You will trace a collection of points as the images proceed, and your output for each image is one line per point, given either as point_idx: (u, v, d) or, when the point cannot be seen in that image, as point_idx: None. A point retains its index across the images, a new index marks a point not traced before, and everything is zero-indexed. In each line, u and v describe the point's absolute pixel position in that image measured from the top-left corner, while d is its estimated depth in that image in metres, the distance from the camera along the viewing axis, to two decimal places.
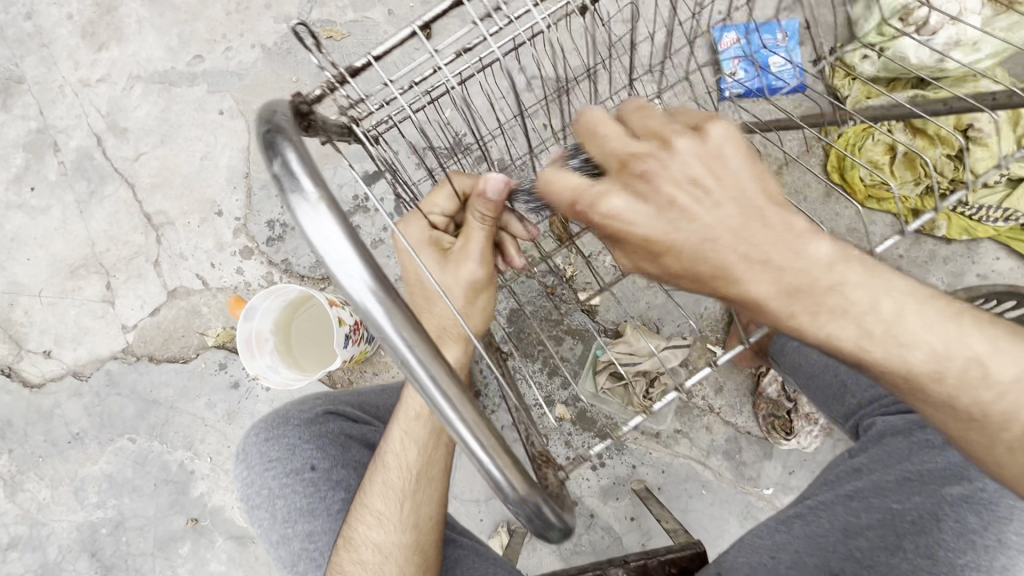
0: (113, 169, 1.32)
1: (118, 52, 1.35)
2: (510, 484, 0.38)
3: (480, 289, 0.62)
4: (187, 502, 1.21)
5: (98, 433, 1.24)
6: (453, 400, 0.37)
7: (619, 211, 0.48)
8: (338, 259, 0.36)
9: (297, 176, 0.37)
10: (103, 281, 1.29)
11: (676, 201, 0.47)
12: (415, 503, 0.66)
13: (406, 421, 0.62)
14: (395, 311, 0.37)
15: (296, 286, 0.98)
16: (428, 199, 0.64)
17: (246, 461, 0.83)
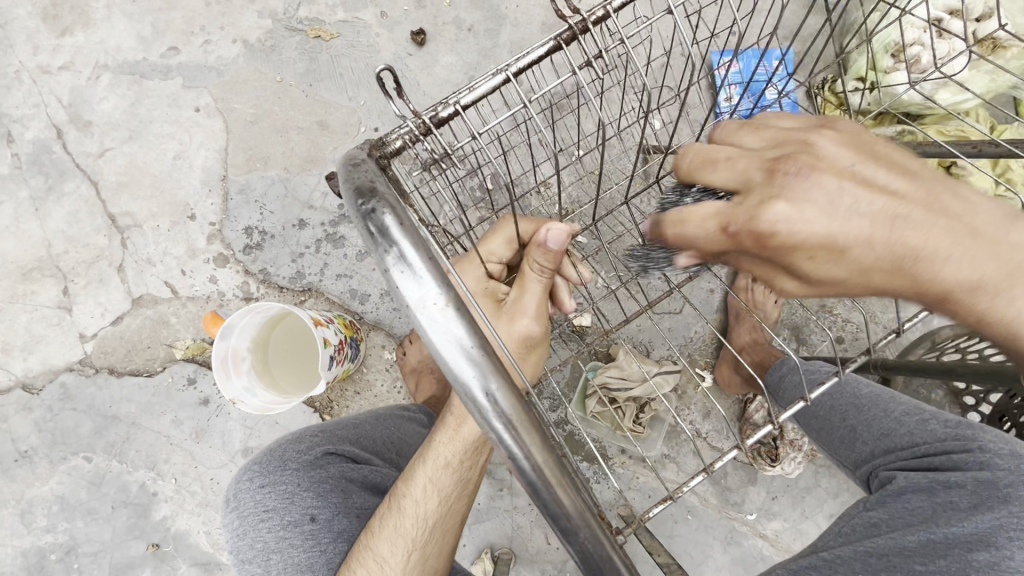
0: (74, 164, 1.22)
1: (83, 39, 1.25)
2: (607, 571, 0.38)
3: (532, 344, 0.58)
4: (147, 527, 1.13)
5: (50, 451, 1.15)
6: (560, 496, 0.36)
7: (789, 215, 0.42)
8: (455, 352, 0.35)
9: (411, 263, 0.36)
10: (59, 286, 1.19)
11: (856, 187, 0.43)
12: (423, 555, 0.63)
13: (434, 470, 0.59)
14: (508, 407, 0.35)
15: (276, 303, 0.92)
16: (486, 245, 0.66)
17: (239, 513, 0.80)
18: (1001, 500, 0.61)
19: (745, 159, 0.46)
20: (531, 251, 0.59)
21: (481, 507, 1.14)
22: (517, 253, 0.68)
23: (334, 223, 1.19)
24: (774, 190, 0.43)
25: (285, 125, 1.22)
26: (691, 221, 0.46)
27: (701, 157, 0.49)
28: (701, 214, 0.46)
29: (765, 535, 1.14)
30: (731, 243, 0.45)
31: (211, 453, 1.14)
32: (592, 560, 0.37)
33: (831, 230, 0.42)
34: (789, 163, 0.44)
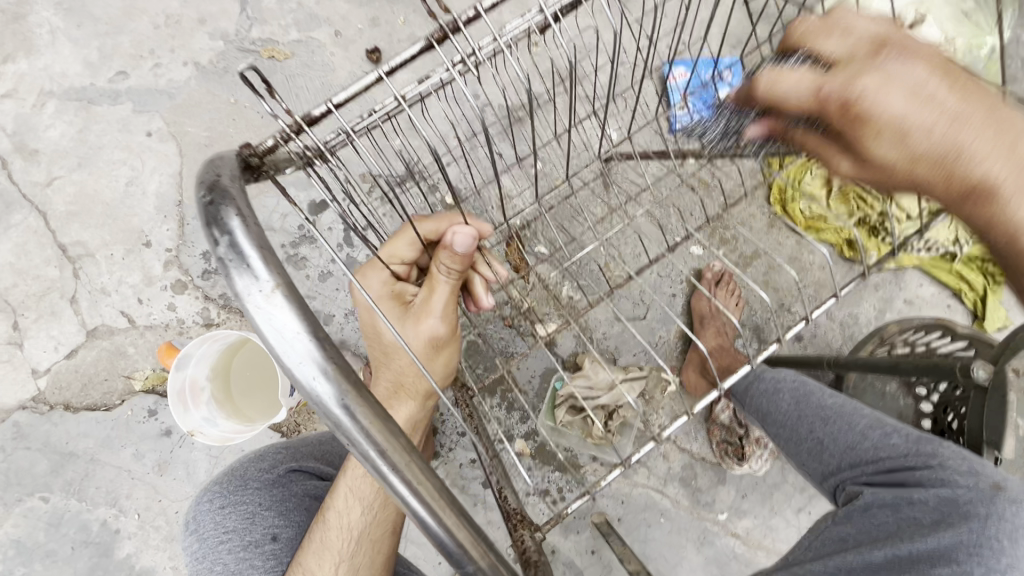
0: (20, 194, 1.18)
1: (26, 66, 1.22)
2: (464, 554, 0.35)
3: (439, 343, 0.59)
4: (110, 566, 1.09)
5: (4, 493, 1.10)
6: (399, 477, 0.34)
7: (881, 89, 0.43)
8: (285, 340, 0.33)
9: (242, 253, 0.33)
10: (9, 321, 1.15)
11: (931, 84, 0.43)
12: (352, 567, 0.59)
13: (353, 478, 0.58)
14: (343, 388, 0.33)
15: (234, 331, 0.91)
16: (389, 248, 0.63)
17: (198, 535, 0.75)
18: (961, 516, 0.60)
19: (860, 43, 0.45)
20: (437, 253, 0.58)
21: None
22: (423, 251, 0.65)
23: (295, 244, 1.17)
24: (874, 65, 0.43)
25: (241, 147, 1.20)
26: (785, 81, 0.45)
27: (824, 22, 0.46)
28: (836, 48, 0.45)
29: (737, 534, 1.16)
30: (817, 109, 0.45)
31: (176, 486, 1.11)
32: (446, 541, 0.34)
33: (907, 112, 0.42)
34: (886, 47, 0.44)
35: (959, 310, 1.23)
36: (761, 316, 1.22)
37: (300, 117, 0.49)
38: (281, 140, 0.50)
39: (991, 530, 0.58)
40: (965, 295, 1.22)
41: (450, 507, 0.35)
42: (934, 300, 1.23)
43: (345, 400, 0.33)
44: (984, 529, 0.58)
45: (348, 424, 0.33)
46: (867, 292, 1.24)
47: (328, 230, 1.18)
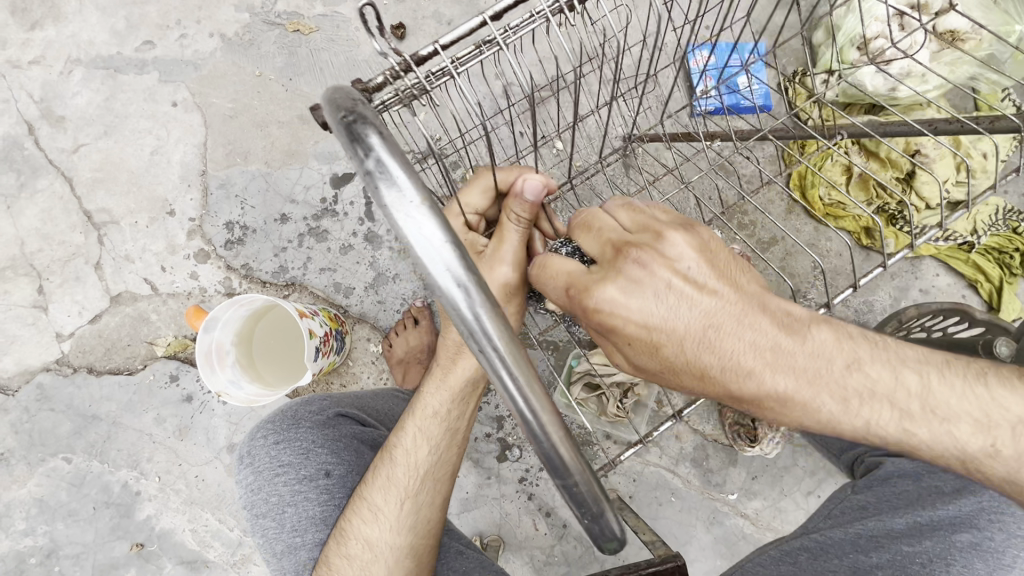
0: (47, 160, 1.20)
1: (54, 33, 1.23)
2: (570, 474, 0.35)
3: (512, 291, 0.62)
4: (131, 526, 1.11)
5: (27, 453, 1.12)
6: (526, 390, 0.34)
7: (613, 299, 0.52)
8: (430, 248, 0.32)
9: (388, 168, 0.33)
10: (34, 284, 1.17)
11: (670, 284, 0.52)
12: (415, 503, 0.67)
13: (422, 419, 0.65)
14: (480, 299, 0.33)
15: (260, 295, 0.92)
16: (461, 198, 0.66)
17: (253, 468, 0.77)
18: None
19: (645, 220, 0.56)
20: (508, 202, 0.60)
21: (470, 496, 1.16)
22: (494, 201, 0.67)
23: (317, 217, 1.19)
24: (611, 276, 0.53)
25: (265, 120, 1.21)
26: (548, 274, 0.56)
27: (582, 224, 0.58)
28: (555, 273, 0.55)
29: (746, 515, 1.17)
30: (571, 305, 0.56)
31: (196, 450, 1.13)
32: (556, 461, 0.35)
33: (646, 317, 0.52)
34: (629, 256, 0.53)
35: (974, 301, 1.23)
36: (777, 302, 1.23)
37: (408, 57, 0.55)
38: (390, 78, 0.58)
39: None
40: (981, 285, 1.22)
41: (561, 428, 0.35)
42: (950, 289, 1.23)
43: (480, 313, 0.33)
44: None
45: (480, 335, 0.33)
46: (883, 280, 1.24)
47: (350, 204, 1.19)
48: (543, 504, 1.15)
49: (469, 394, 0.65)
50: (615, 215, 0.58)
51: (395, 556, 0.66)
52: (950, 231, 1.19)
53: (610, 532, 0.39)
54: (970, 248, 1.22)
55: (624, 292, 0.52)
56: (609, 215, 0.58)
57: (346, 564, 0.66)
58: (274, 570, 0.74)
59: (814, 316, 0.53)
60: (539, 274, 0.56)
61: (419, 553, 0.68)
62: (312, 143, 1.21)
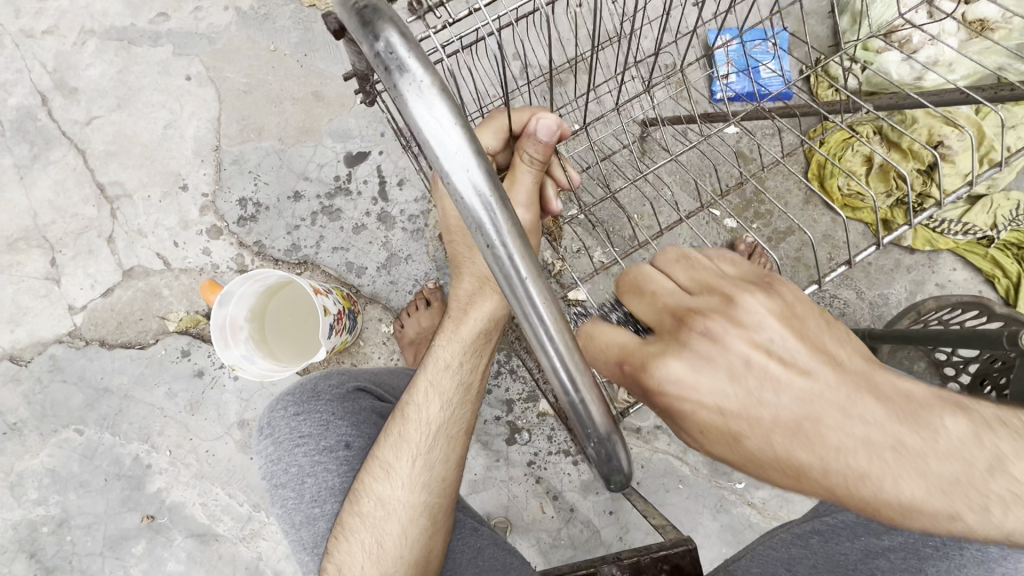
0: (60, 132, 1.19)
1: (67, 2, 1.21)
2: (572, 381, 0.34)
3: (523, 231, 0.63)
4: (141, 498, 1.12)
5: (40, 424, 1.13)
6: (533, 288, 0.33)
7: (679, 377, 0.44)
8: (440, 134, 0.31)
9: (400, 55, 0.32)
10: (46, 257, 1.17)
11: (750, 361, 0.44)
12: (428, 461, 0.67)
13: (434, 372, 0.65)
14: (489, 190, 0.32)
15: (276, 272, 0.92)
16: (473, 136, 0.65)
17: (273, 439, 0.77)
18: None
19: (709, 281, 0.49)
20: (521, 143, 0.61)
21: (478, 477, 1.16)
22: (506, 144, 0.66)
23: (330, 195, 1.18)
24: (682, 347, 0.45)
25: (279, 96, 1.20)
26: (597, 343, 0.49)
27: (636, 285, 0.50)
28: (608, 342, 0.48)
29: (753, 504, 1.17)
30: (624, 378, 0.48)
31: (207, 425, 1.13)
32: (557, 364, 0.34)
33: (720, 397, 0.43)
34: (695, 326, 0.45)
35: (991, 296, 1.22)
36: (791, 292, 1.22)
37: None
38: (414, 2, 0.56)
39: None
40: (998, 281, 1.20)
41: (567, 334, 0.34)
42: (966, 284, 1.22)
43: (489, 202, 0.32)
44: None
45: (486, 224, 0.32)
46: (899, 273, 1.23)
47: (364, 182, 1.18)
48: (550, 488, 1.16)
49: (482, 345, 0.65)
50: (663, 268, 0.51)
51: (409, 516, 0.66)
52: (970, 224, 1.17)
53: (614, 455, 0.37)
54: (988, 243, 1.20)
55: (691, 370, 0.44)
56: (667, 265, 0.51)
57: (360, 524, 0.66)
58: (292, 543, 0.74)
59: (933, 397, 0.44)
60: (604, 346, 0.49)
61: (434, 514, 0.67)
62: (326, 120, 1.20)
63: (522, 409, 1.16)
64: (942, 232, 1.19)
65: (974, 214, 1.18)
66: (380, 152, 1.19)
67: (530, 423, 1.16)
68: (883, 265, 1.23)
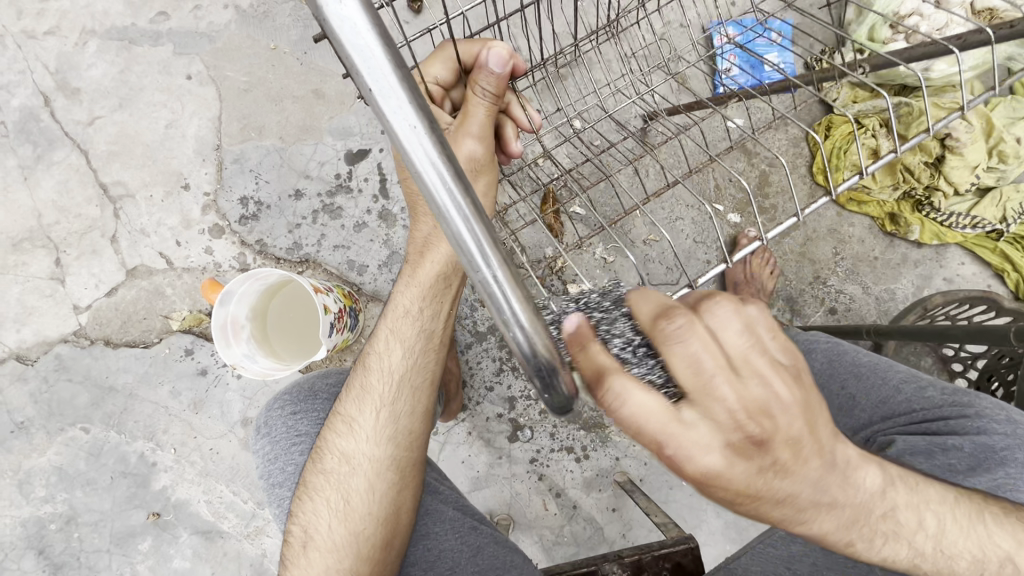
0: (63, 133, 1.20)
1: (68, 3, 1.21)
2: (486, 259, 0.30)
3: (477, 166, 0.61)
4: (147, 496, 1.13)
5: (46, 422, 1.14)
6: (440, 162, 0.30)
7: (701, 461, 0.42)
8: (355, 37, 0.30)
9: None
10: (51, 257, 1.17)
11: (760, 449, 0.43)
12: (394, 413, 0.68)
13: (394, 320, 0.67)
14: (382, 51, 0.30)
15: (274, 271, 0.91)
16: (425, 68, 0.64)
17: (270, 439, 0.77)
18: (998, 461, 0.65)
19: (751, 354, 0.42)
20: (473, 75, 0.59)
21: (480, 475, 1.16)
22: (460, 76, 0.66)
23: (331, 193, 1.18)
24: (713, 433, 0.41)
25: (279, 94, 1.20)
26: (632, 411, 0.40)
27: (671, 342, 0.41)
28: (643, 411, 0.40)
29: None
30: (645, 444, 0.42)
31: (210, 423, 1.14)
32: (465, 241, 0.30)
33: (726, 473, 0.42)
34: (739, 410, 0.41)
35: (1000, 291, 1.20)
36: (796, 287, 1.21)
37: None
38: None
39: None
40: (1008, 275, 1.18)
41: (479, 213, 0.30)
42: (975, 279, 1.20)
43: (380, 64, 0.30)
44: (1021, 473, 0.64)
45: (380, 89, 0.30)
46: (906, 267, 1.21)
47: (364, 181, 1.18)
48: (553, 485, 1.16)
49: (441, 292, 0.65)
50: (710, 335, 0.41)
51: (374, 470, 0.67)
52: (979, 218, 1.15)
53: (548, 364, 0.31)
54: (997, 236, 1.18)
55: (729, 460, 0.42)
56: (722, 328, 0.42)
57: (324, 481, 0.67)
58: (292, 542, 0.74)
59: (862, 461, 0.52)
60: (632, 418, 0.40)
61: (401, 466, 0.68)
62: (326, 117, 1.19)
63: (523, 407, 1.16)
64: (950, 227, 1.17)
65: (983, 208, 1.16)
66: (381, 150, 1.19)
67: (532, 421, 1.16)
68: (891, 259, 1.21)
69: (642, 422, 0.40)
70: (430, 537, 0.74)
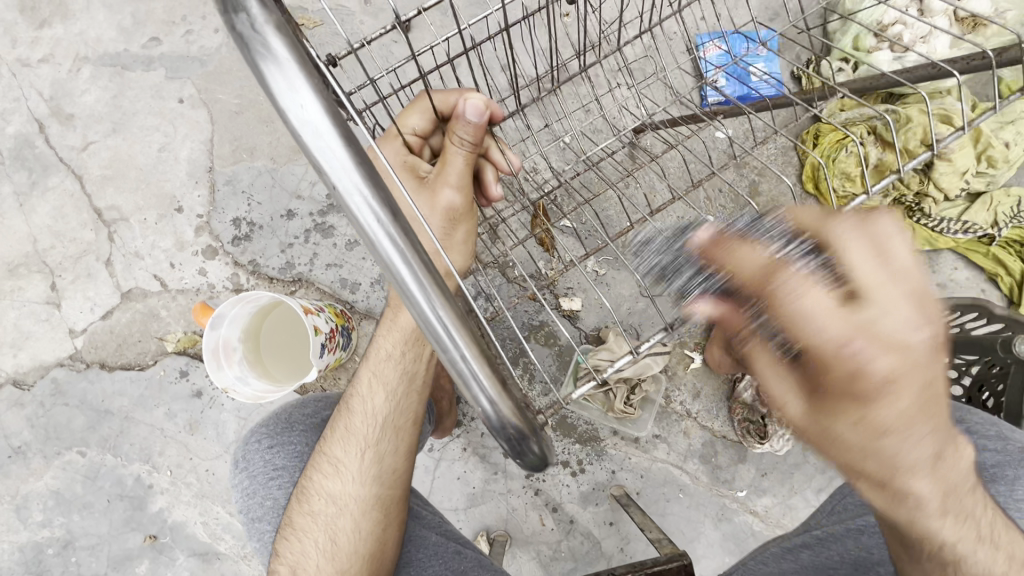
0: (57, 158, 1.21)
1: (62, 31, 1.23)
2: (456, 346, 0.32)
3: (456, 216, 0.61)
4: (144, 519, 1.13)
5: (43, 446, 1.15)
6: (406, 254, 0.31)
7: (891, 370, 0.43)
8: (318, 138, 0.30)
9: (275, 49, 0.30)
10: (47, 281, 1.18)
11: (928, 385, 0.45)
12: (377, 454, 0.67)
13: (376, 364, 0.65)
14: (345, 148, 0.30)
15: (264, 293, 0.92)
16: (402, 120, 0.67)
17: (249, 473, 0.78)
18: (989, 479, 0.68)
19: (918, 270, 0.46)
20: (450, 126, 0.60)
21: (476, 491, 1.16)
22: (437, 125, 0.67)
23: (323, 213, 1.19)
24: (897, 347, 0.43)
25: (271, 115, 1.21)
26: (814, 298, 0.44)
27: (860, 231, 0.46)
28: (824, 305, 0.44)
29: (755, 512, 1.15)
30: (836, 351, 0.44)
31: (206, 444, 1.14)
32: (438, 331, 0.32)
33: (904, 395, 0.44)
34: (901, 313, 0.44)
35: (994, 296, 1.19)
36: None
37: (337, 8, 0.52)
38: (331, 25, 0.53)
39: (1017, 491, 0.66)
40: (1001, 280, 1.18)
41: (445, 298, 0.32)
42: (968, 284, 1.19)
43: (343, 163, 0.30)
44: (1011, 490, 0.67)
45: (345, 189, 0.30)
46: None
47: None
48: (549, 500, 1.15)
49: (421, 336, 0.63)
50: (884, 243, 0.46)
51: (360, 510, 0.67)
52: (969, 223, 1.15)
53: (514, 429, 0.34)
54: (988, 241, 1.18)
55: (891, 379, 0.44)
56: (893, 242, 0.46)
57: (312, 522, 0.68)
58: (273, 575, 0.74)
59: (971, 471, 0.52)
60: (812, 315, 0.44)
61: (385, 504, 0.68)
62: None
63: None
64: (941, 232, 1.17)
65: (974, 212, 1.16)
66: None
67: None
68: None
69: (821, 314, 0.43)
70: (412, 565, 0.74)
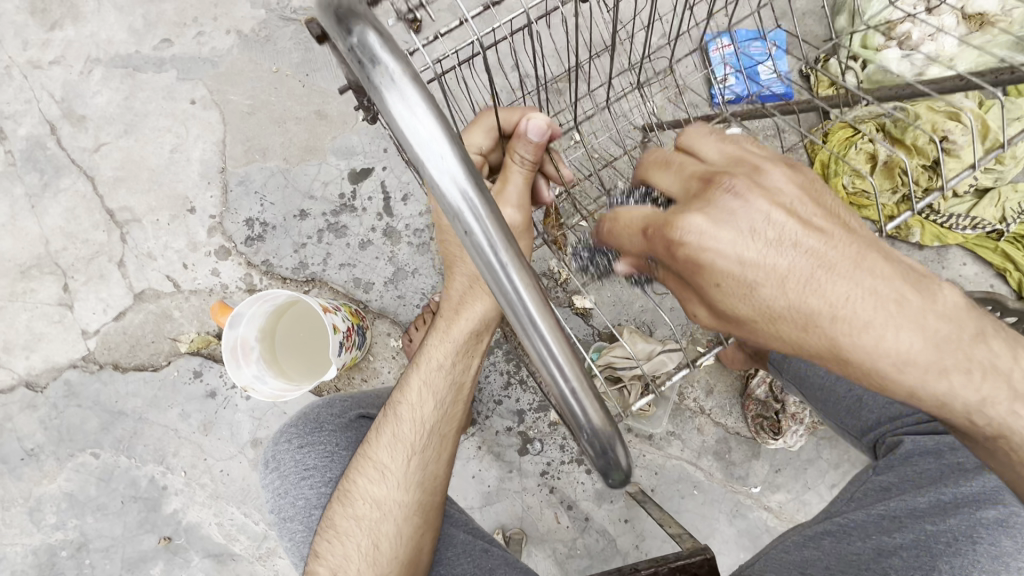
0: (69, 160, 1.21)
1: (73, 33, 1.23)
2: (563, 371, 0.33)
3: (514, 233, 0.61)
4: (158, 520, 1.13)
5: (57, 448, 1.14)
6: (515, 273, 0.33)
7: (711, 235, 0.44)
8: (441, 165, 0.32)
9: (405, 85, 0.32)
10: (59, 283, 1.18)
11: (782, 231, 0.44)
12: (422, 460, 0.68)
13: (427, 372, 0.66)
14: (461, 170, 0.32)
15: (283, 292, 0.92)
16: (466, 138, 0.66)
17: (280, 473, 0.78)
18: None
19: (740, 152, 0.50)
20: (512, 143, 0.60)
21: (492, 489, 1.16)
22: (498, 143, 0.67)
23: (336, 213, 1.19)
24: (711, 211, 0.45)
25: (283, 116, 1.21)
26: (623, 224, 0.50)
27: (657, 159, 0.52)
28: (631, 221, 0.50)
29: (770, 508, 1.16)
30: (651, 248, 0.48)
31: (220, 445, 1.14)
32: (547, 354, 0.33)
33: (755, 258, 0.43)
34: (725, 184, 0.46)
35: (1003, 291, 1.20)
36: None
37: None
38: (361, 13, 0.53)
39: None
40: (1010, 275, 1.19)
41: (550, 321, 0.33)
42: (977, 279, 1.20)
43: (466, 192, 0.32)
44: None
45: (464, 215, 0.32)
46: None
47: (368, 199, 1.19)
48: (564, 498, 1.15)
49: (473, 346, 0.65)
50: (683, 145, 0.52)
51: (403, 515, 0.68)
52: (978, 218, 1.16)
53: (605, 442, 0.35)
54: (997, 237, 1.19)
55: (715, 224, 0.44)
56: (697, 143, 0.51)
57: (355, 527, 0.67)
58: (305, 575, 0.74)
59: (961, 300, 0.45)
60: (628, 225, 0.50)
61: (425, 509, 0.69)
62: (328, 137, 1.21)
63: (532, 420, 1.16)
64: (950, 228, 1.18)
65: (982, 208, 1.17)
66: (384, 168, 1.20)
67: (542, 433, 1.16)
68: None
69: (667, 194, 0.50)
70: (444, 563, 0.74)
